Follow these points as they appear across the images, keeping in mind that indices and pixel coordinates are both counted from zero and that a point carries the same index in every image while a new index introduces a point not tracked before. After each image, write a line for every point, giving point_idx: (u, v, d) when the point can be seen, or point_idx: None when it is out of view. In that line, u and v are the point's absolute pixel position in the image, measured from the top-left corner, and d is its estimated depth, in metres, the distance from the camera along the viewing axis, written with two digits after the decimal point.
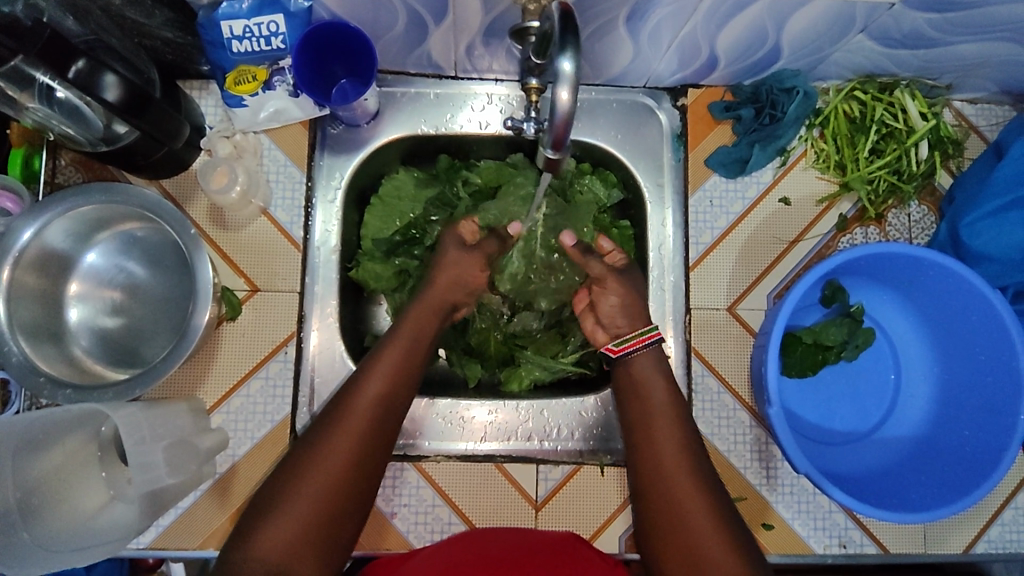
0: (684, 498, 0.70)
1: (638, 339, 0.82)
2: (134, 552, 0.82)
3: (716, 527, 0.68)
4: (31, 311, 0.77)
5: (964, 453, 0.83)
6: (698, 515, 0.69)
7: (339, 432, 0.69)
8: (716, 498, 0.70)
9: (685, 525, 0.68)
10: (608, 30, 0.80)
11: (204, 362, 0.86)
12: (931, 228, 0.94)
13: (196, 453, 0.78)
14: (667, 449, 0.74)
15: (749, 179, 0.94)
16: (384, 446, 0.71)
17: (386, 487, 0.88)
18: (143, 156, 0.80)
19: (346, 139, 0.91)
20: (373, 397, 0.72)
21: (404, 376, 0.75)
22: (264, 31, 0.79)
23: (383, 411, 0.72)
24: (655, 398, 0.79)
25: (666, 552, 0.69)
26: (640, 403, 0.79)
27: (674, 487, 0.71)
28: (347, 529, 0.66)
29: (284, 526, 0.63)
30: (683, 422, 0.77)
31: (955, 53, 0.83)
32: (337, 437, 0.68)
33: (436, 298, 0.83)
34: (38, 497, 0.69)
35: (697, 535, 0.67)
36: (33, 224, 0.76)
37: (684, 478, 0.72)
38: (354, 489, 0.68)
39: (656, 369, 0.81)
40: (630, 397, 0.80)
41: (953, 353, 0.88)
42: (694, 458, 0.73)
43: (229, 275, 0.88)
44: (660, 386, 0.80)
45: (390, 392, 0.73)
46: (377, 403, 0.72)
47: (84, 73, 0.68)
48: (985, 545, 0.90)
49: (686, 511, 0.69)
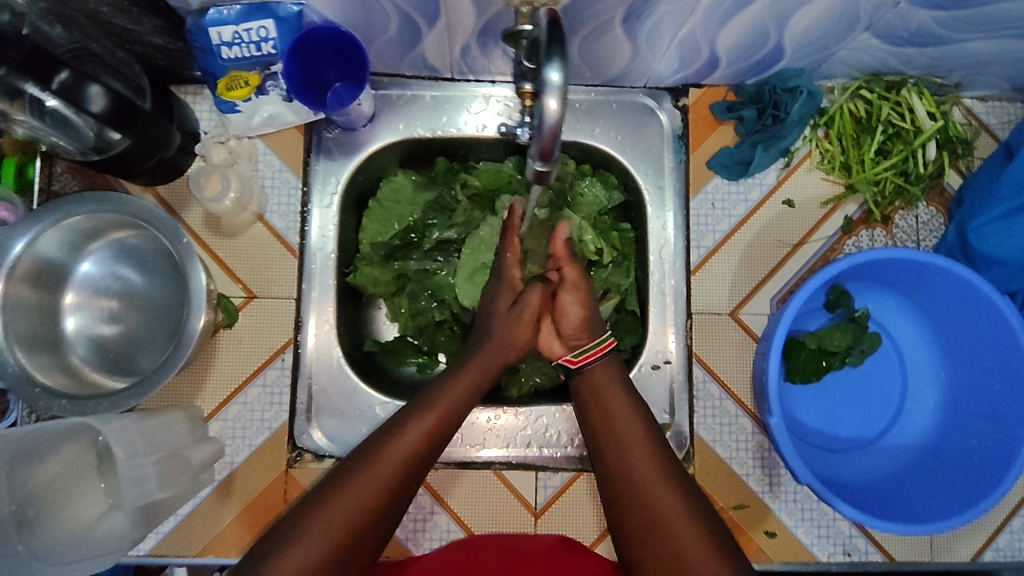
0: (659, 500, 0.64)
1: (595, 349, 0.78)
2: (134, 559, 0.83)
3: (702, 533, 0.62)
4: (26, 321, 0.77)
5: (970, 464, 0.82)
6: (680, 523, 0.62)
7: (354, 486, 0.61)
8: (698, 505, 0.64)
9: (661, 527, 0.63)
10: (604, 31, 0.78)
11: (201, 369, 0.86)
12: (939, 230, 0.92)
13: (189, 465, 0.78)
14: (647, 462, 0.67)
15: (752, 180, 0.92)
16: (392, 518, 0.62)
17: (416, 530, 0.87)
18: (137, 166, 0.80)
19: (342, 143, 0.90)
20: (404, 451, 0.64)
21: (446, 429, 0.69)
22: (254, 37, 0.77)
23: (409, 472, 0.64)
24: (627, 433, 0.70)
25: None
26: (600, 421, 0.73)
27: (657, 501, 0.64)
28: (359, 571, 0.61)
29: (282, 569, 0.55)
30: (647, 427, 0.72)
31: (965, 51, 0.81)
32: (351, 491, 0.60)
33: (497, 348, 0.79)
34: (34, 509, 0.69)
35: (679, 536, 0.62)
36: (26, 235, 0.75)
37: (660, 488, 0.65)
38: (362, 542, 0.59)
39: (620, 387, 0.76)
40: (596, 427, 0.74)
41: (961, 358, 0.86)
42: (667, 464, 0.67)
43: (226, 281, 0.88)
44: (622, 401, 0.74)
45: (420, 452, 0.66)
46: (405, 464, 0.64)
47: (67, 85, 0.70)
48: (994, 553, 0.89)
49: (671, 522, 0.63)
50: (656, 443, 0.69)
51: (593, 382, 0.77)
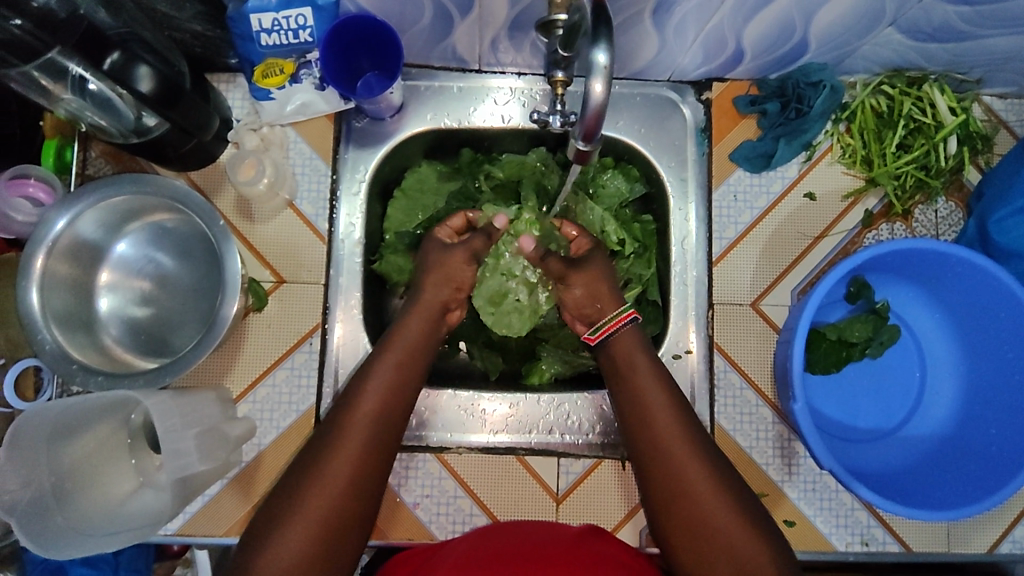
0: (692, 477, 0.70)
1: (615, 321, 0.83)
2: (162, 538, 0.84)
3: (731, 506, 0.68)
4: (63, 299, 0.78)
5: (989, 454, 0.83)
6: (707, 496, 0.68)
7: (335, 457, 0.68)
8: (723, 477, 0.70)
9: (695, 503, 0.68)
10: (633, 23, 0.80)
11: (231, 351, 0.87)
12: (958, 224, 0.93)
13: (226, 440, 0.79)
14: (675, 437, 0.72)
15: (774, 173, 0.94)
16: (381, 473, 0.70)
17: (403, 478, 0.89)
18: (173, 149, 0.82)
19: (370, 133, 0.92)
20: (370, 412, 0.72)
21: (404, 385, 0.76)
22: (292, 24, 0.79)
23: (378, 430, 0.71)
24: (653, 400, 0.75)
25: (678, 540, 0.69)
26: (627, 392, 0.77)
27: (689, 478, 0.70)
28: (357, 526, 0.67)
29: (292, 526, 0.64)
30: (677, 402, 0.76)
31: (986, 47, 0.82)
32: (332, 462, 0.67)
33: (429, 299, 0.84)
34: (71, 482, 0.72)
35: (708, 511, 0.68)
36: (65, 215, 0.77)
37: (692, 464, 0.70)
38: (355, 498, 0.67)
39: (643, 353, 0.80)
40: (624, 398, 0.78)
41: (979, 351, 0.87)
42: (692, 435, 0.73)
43: (255, 266, 0.89)
44: (647, 364, 0.79)
45: (385, 407, 0.73)
46: (372, 425, 0.71)
47: (118, 65, 0.70)
48: (1011, 545, 0.90)
49: (698, 493, 0.69)
50: (678, 409, 0.75)
51: (622, 348, 0.81)
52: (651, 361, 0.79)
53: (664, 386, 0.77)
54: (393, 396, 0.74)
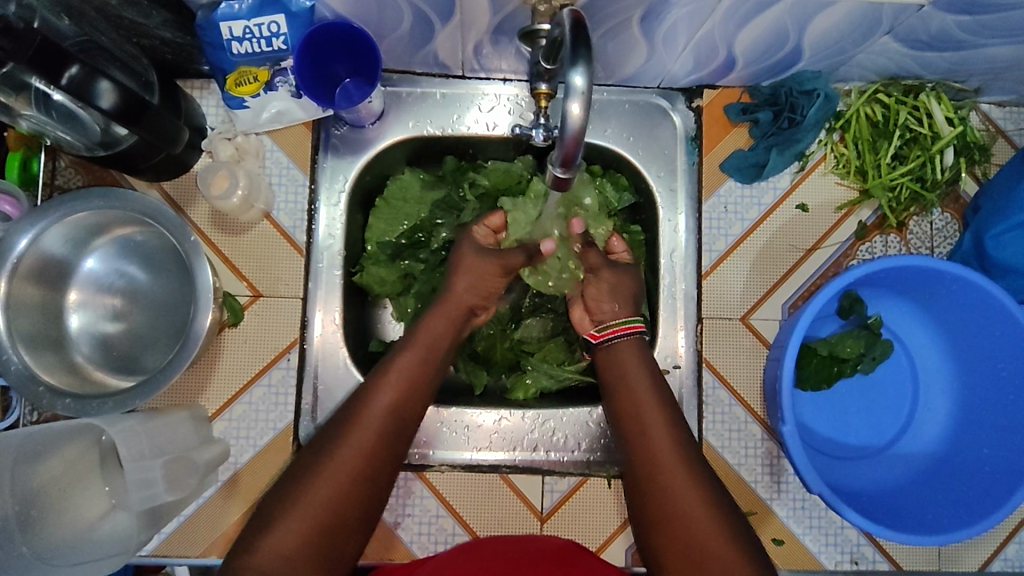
0: (679, 493, 0.68)
1: (621, 326, 0.82)
2: (137, 559, 0.82)
3: (718, 523, 0.66)
4: (30, 319, 0.76)
5: (981, 474, 0.81)
6: (697, 518, 0.66)
7: (337, 458, 0.67)
8: (715, 496, 0.68)
9: (685, 522, 0.67)
10: (620, 31, 0.77)
11: (205, 368, 0.85)
12: (954, 236, 0.91)
13: (195, 466, 0.76)
14: (666, 452, 0.71)
15: (766, 184, 0.91)
16: (387, 476, 0.69)
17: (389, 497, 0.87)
18: (144, 160, 0.79)
19: (351, 140, 0.89)
20: (384, 409, 0.71)
21: (419, 388, 0.74)
22: (265, 32, 0.76)
23: (388, 434, 0.70)
24: (647, 412, 0.75)
25: (671, 555, 0.66)
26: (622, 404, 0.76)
27: (678, 491, 0.68)
28: (355, 530, 0.66)
29: (284, 527, 0.62)
30: (674, 415, 0.75)
31: (985, 56, 0.80)
32: (335, 461, 0.66)
33: (458, 298, 0.82)
34: (37, 509, 0.68)
35: (694, 528, 0.66)
36: (30, 231, 0.74)
37: (682, 480, 0.69)
38: (358, 503, 0.66)
39: (640, 361, 0.79)
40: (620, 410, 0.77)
41: (974, 369, 0.85)
42: (685, 453, 0.71)
43: (231, 279, 0.86)
44: (643, 373, 0.78)
45: (399, 408, 0.72)
46: (382, 427, 0.70)
47: (77, 80, 0.66)
48: (1002, 563, 0.89)
49: (685, 512, 0.67)
50: (675, 427, 0.73)
51: (619, 356, 0.80)
52: (648, 368, 0.78)
53: (659, 395, 0.76)
54: (406, 400, 0.73)
